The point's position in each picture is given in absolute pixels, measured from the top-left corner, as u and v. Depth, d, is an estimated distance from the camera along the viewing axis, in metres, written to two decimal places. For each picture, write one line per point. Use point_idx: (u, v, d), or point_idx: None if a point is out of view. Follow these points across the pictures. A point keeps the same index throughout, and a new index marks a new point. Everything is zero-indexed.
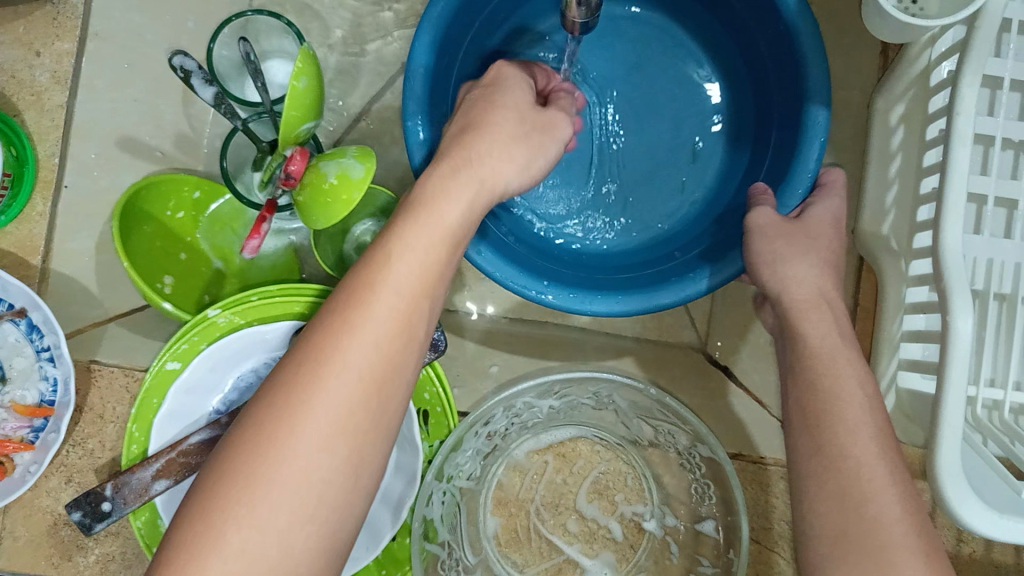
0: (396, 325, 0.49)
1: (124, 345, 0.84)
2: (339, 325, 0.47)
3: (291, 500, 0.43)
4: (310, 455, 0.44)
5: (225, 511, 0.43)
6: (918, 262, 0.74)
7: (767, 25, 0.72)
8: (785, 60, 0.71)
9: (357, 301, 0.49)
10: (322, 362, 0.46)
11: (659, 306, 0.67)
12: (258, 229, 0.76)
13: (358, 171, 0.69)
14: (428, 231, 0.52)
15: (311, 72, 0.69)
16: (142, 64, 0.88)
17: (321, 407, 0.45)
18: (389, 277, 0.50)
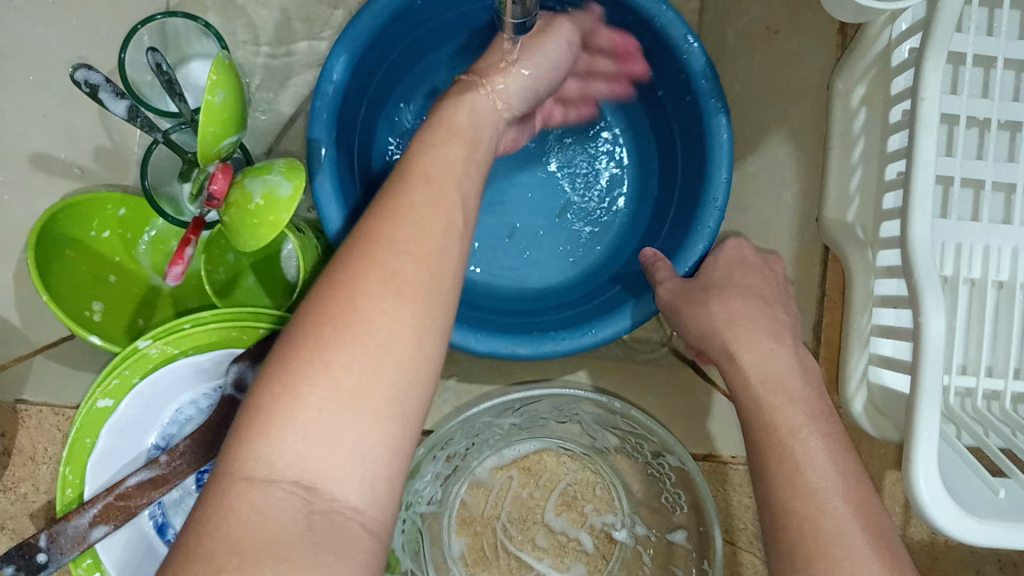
0: (420, 256, 0.47)
1: (52, 381, 0.79)
2: (372, 260, 0.45)
3: (334, 437, 0.41)
4: (336, 388, 0.42)
5: (263, 447, 0.41)
6: (884, 253, 0.71)
7: (668, 63, 0.74)
8: (688, 103, 0.73)
9: (375, 237, 0.47)
10: (359, 296, 0.44)
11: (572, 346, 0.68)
12: (181, 254, 0.70)
13: (286, 189, 0.66)
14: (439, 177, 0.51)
15: (227, 86, 0.65)
16: (51, 76, 0.82)
17: (360, 339, 0.43)
18: (418, 217, 0.48)
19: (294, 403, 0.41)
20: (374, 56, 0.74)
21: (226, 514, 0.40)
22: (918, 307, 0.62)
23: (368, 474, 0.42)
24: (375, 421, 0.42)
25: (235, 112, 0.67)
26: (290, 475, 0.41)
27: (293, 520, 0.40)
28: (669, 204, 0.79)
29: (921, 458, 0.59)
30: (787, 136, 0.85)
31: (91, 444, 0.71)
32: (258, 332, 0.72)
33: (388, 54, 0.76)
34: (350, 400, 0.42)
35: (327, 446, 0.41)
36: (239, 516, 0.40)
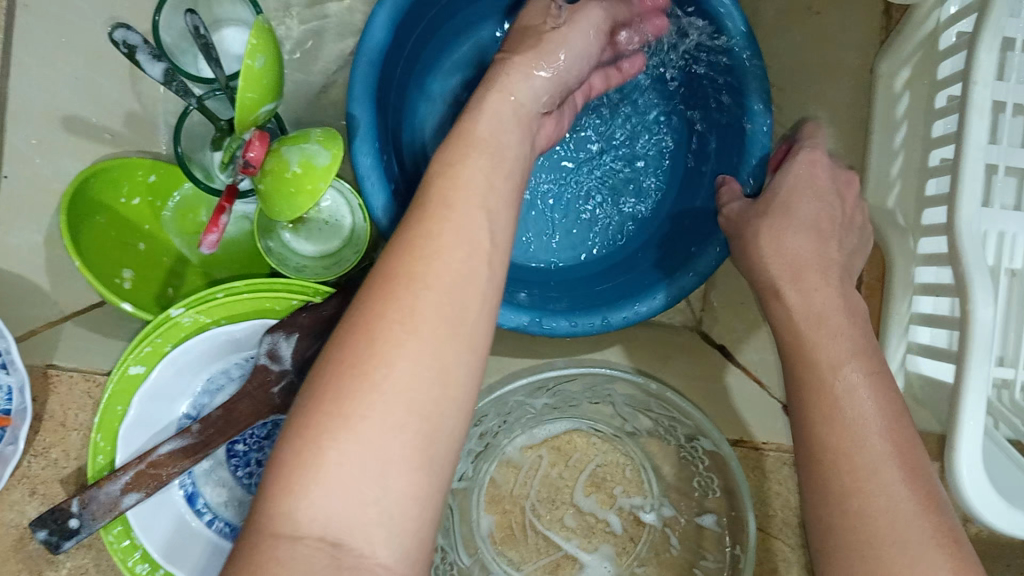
0: (445, 297, 0.44)
1: (82, 346, 0.79)
2: (386, 302, 0.44)
3: (361, 487, 0.41)
4: (362, 446, 0.41)
5: (287, 504, 0.40)
6: (926, 240, 0.71)
7: (703, 36, 0.73)
8: (727, 82, 0.73)
9: (400, 272, 0.45)
10: (374, 345, 0.42)
11: (611, 325, 0.70)
12: (215, 221, 0.69)
13: (323, 159, 0.65)
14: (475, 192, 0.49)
15: (267, 50, 0.64)
16: (82, 37, 0.80)
17: (378, 390, 0.42)
18: (447, 250, 0.46)
19: (312, 459, 0.41)
20: (414, 12, 0.73)
21: (253, 571, 0.39)
22: (965, 297, 0.61)
23: (392, 524, 0.41)
24: (398, 464, 0.41)
25: (275, 77, 0.66)
26: (314, 532, 0.40)
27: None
28: (700, 184, 0.79)
29: (964, 448, 0.59)
30: (826, 118, 0.84)
31: (122, 412, 0.71)
32: (290, 305, 0.72)
33: (422, 22, 0.76)
34: (373, 454, 0.41)
35: (353, 500, 0.41)
36: (264, 571, 0.39)
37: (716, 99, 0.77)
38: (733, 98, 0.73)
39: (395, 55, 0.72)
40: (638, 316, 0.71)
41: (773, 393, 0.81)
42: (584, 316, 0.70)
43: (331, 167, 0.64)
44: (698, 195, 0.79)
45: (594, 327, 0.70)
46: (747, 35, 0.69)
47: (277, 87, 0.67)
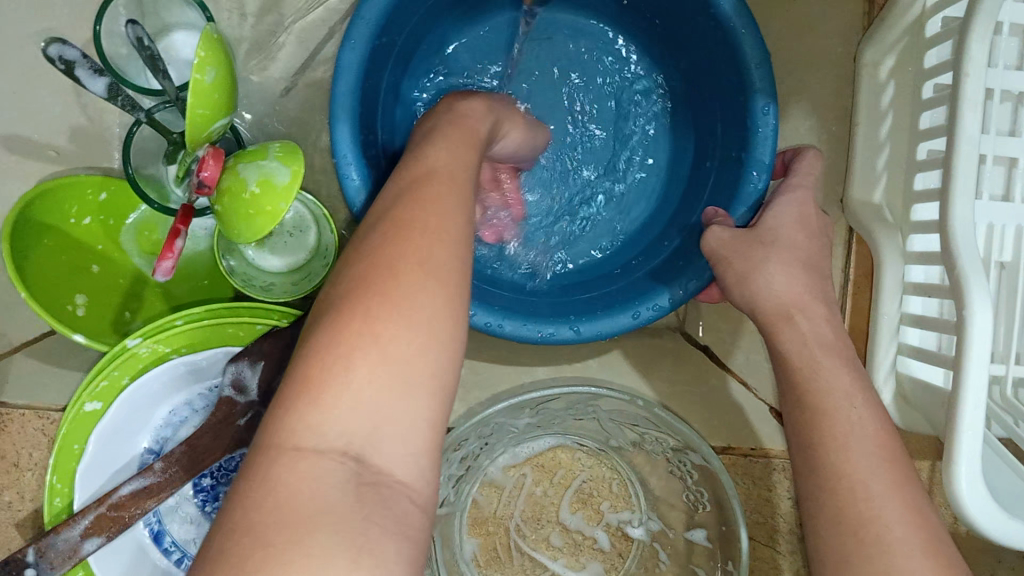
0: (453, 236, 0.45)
1: (33, 381, 0.73)
2: (402, 235, 0.44)
3: (384, 403, 0.39)
4: (386, 362, 0.39)
5: (311, 419, 0.38)
6: (917, 237, 0.68)
7: (693, 20, 0.69)
8: (721, 69, 0.69)
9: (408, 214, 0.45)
10: (392, 266, 0.42)
11: (605, 332, 0.66)
12: (170, 246, 0.65)
13: (282, 177, 0.61)
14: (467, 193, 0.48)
15: (217, 63, 0.59)
16: (21, 50, 0.76)
17: (397, 308, 0.41)
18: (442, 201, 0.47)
19: (336, 378, 0.39)
20: (402, 12, 0.68)
21: (273, 486, 0.37)
22: (960, 299, 0.59)
23: (413, 445, 0.39)
24: (424, 378, 0.40)
25: (226, 91, 0.61)
26: (339, 447, 0.38)
27: (342, 492, 0.37)
28: (705, 181, 0.74)
29: (962, 457, 0.57)
30: (808, 110, 0.81)
31: (79, 451, 0.67)
32: (254, 328, 0.68)
33: (409, 20, 0.70)
34: (400, 379, 0.39)
35: (373, 419, 0.39)
36: (285, 486, 0.37)
37: (714, 92, 0.72)
38: (734, 96, 0.68)
39: (380, 55, 0.67)
40: (622, 327, 0.67)
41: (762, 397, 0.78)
42: (556, 325, 0.66)
43: (292, 186, 0.60)
44: (702, 197, 0.73)
45: (587, 333, 0.66)
46: (741, 10, 0.63)
47: (229, 101, 0.62)
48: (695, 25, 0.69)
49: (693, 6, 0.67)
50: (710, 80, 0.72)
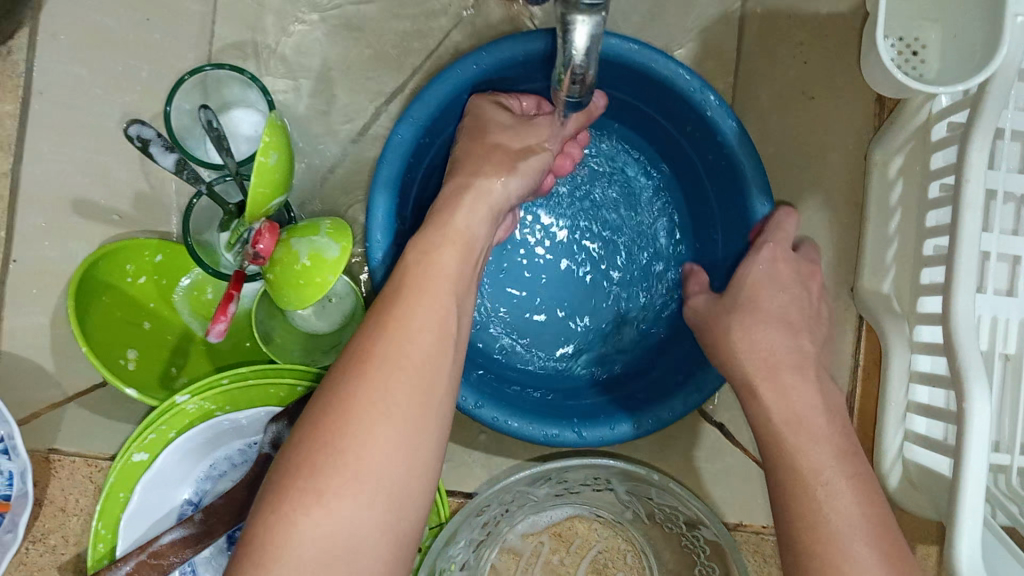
0: (409, 377, 0.50)
1: (83, 430, 0.78)
2: (355, 380, 0.49)
3: (334, 546, 0.45)
4: (337, 508, 0.46)
5: (263, 565, 0.45)
6: (923, 329, 0.72)
7: (704, 148, 0.76)
8: (728, 187, 0.76)
9: (365, 353, 0.51)
10: (345, 412, 0.48)
11: (617, 438, 0.72)
12: (224, 310, 0.70)
13: (332, 252, 0.66)
14: (427, 336, 0.53)
15: (279, 147, 0.65)
16: (93, 124, 0.82)
17: (348, 454, 0.47)
18: (410, 336, 0.52)
19: (290, 527, 0.45)
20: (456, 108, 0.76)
21: None
22: (962, 391, 0.62)
23: None
24: (371, 519, 0.46)
25: (286, 172, 0.67)
26: None
27: None
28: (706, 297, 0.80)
29: (963, 544, 0.60)
30: (821, 202, 0.86)
31: (124, 499, 0.71)
32: (294, 390, 0.72)
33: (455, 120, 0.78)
34: (346, 524, 0.46)
35: (322, 561, 0.45)
36: None
37: (722, 215, 0.78)
38: (740, 229, 0.75)
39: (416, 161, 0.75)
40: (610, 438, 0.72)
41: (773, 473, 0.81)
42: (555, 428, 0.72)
43: (341, 262, 0.65)
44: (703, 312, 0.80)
45: (593, 441, 0.71)
46: (740, 131, 0.72)
47: (287, 181, 0.68)
48: (708, 158, 0.76)
49: (704, 136, 0.74)
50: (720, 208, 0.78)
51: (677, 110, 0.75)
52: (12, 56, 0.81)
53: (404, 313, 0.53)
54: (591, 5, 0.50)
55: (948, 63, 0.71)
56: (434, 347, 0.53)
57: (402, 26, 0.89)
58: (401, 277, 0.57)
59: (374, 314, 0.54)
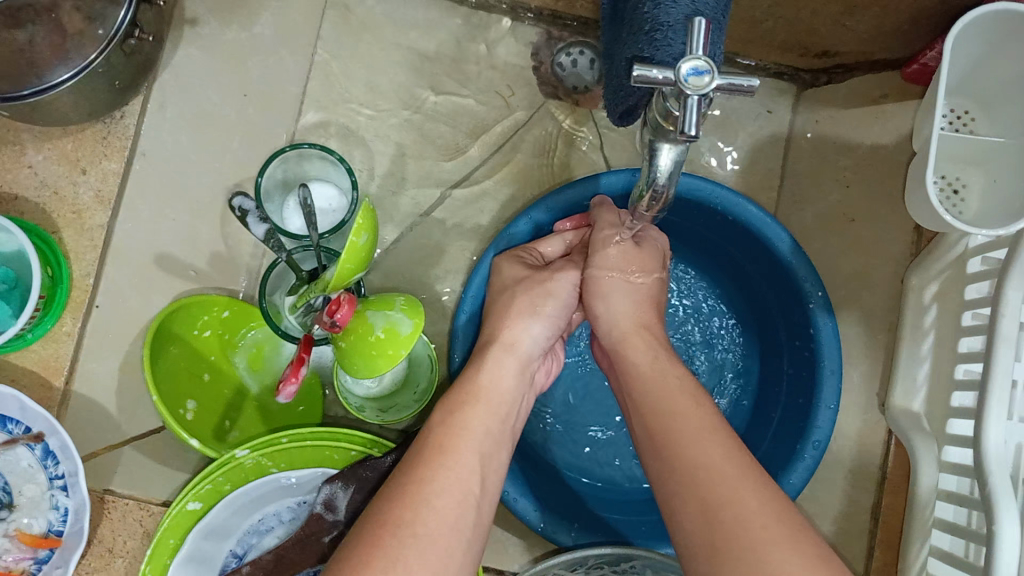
0: (439, 533, 0.52)
1: (138, 474, 0.81)
2: (390, 533, 0.51)
3: None
4: None
5: None
6: (952, 450, 0.75)
7: (776, 278, 0.83)
8: (792, 309, 0.82)
9: (397, 511, 0.53)
10: (383, 560, 0.49)
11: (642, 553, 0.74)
12: (296, 373, 0.74)
13: (406, 326, 0.71)
14: (456, 489, 0.55)
15: (370, 226, 0.70)
16: (186, 186, 0.88)
17: None
18: (444, 492, 0.54)
19: None
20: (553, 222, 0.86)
21: None
22: (992, 515, 0.65)
23: None
24: None
25: (370, 248, 0.72)
26: None
27: None
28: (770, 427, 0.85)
29: None
30: (857, 319, 0.90)
31: (174, 545, 0.73)
32: (350, 455, 0.76)
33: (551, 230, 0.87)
34: None
35: None
36: None
37: (789, 345, 0.84)
38: (804, 353, 0.81)
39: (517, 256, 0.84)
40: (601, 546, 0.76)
41: None
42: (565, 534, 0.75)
43: (414, 338, 0.69)
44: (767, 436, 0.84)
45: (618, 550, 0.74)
46: (799, 253, 0.79)
47: (369, 256, 0.72)
48: (793, 327, 0.83)
49: (795, 308, 0.81)
50: (787, 370, 0.84)
51: (777, 275, 0.82)
52: (124, 119, 0.88)
53: (440, 467, 0.56)
54: (678, 139, 0.57)
55: (988, 205, 0.77)
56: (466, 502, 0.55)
57: (474, 121, 0.96)
58: (439, 425, 0.61)
59: (410, 468, 0.56)
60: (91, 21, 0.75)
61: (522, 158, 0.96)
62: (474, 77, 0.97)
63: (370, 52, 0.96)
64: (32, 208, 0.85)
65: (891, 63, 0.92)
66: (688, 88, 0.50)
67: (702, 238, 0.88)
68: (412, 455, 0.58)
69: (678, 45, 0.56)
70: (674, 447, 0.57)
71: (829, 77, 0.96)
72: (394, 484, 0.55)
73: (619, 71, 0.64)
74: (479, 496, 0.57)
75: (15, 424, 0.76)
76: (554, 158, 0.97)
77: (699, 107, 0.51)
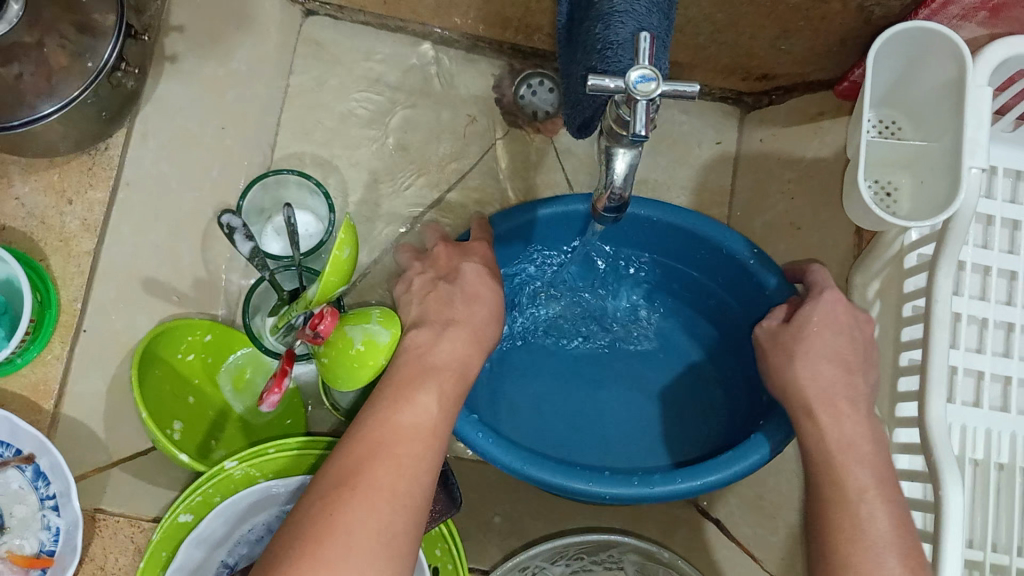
0: (394, 483, 0.57)
1: (127, 493, 0.84)
2: (345, 490, 0.55)
3: None
4: None
5: None
6: (902, 431, 0.81)
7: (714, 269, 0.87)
8: (738, 284, 0.85)
9: (353, 468, 0.57)
10: (336, 512, 0.54)
11: (698, 484, 0.71)
12: (279, 383, 0.77)
13: (384, 338, 0.73)
14: (407, 443, 0.59)
15: (353, 242, 0.73)
16: (169, 213, 0.92)
17: (337, 545, 0.52)
18: (395, 445, 0.59)
19: None
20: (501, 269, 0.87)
21: None
22: (938, 483, 0.71)
23: None
24: None
25: (352, 261, 0.73)
26: None
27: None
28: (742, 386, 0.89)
29: None
30: None
31: (165, 557, 0.77)
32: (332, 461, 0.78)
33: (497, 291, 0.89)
34: None
35: None
36: None
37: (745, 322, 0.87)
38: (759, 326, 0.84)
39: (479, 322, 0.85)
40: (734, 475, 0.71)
41: None
42: (545, 469, 0.70)
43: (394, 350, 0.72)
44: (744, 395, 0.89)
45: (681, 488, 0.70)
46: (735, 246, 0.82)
47: (351, 267, 0.74)
48: (748, 308, 0.86)
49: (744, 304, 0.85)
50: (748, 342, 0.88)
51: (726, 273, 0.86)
52: (109, 151, 0.92)
53: (388, 424, 0.60)
54: (632, 143, 0.63)
55: (916, 204, 0.85)
56: (419, 456, 0.59)
57: (444, 146, 1.02)
58: (392, 376, 0.66)
59: (363, 426, 0.60)
60: (77, 56, 0.79)
61: (489, 180, 1.02)
62: (442, 105, 1.03)
63: (342, 84, 1.01)
64: (20, 236, 0.88)
65: (824, 84, 0.99)
66: (638, 93, 0.56)
67: (646, 258, 0.91)
68: (367, 409, 0.62)
69: (628, 61, 0.63)
70: (842, 534, 0.59)
71: (769, 98, 1.06)
72: (348, 438, 0.60)
73: (574, 86, 0.70)
74: (437, 445, 0.61)
75: (5, 446, 0.78)
76: (520, 178, 1.03)
77: (647, 109, 0.57)
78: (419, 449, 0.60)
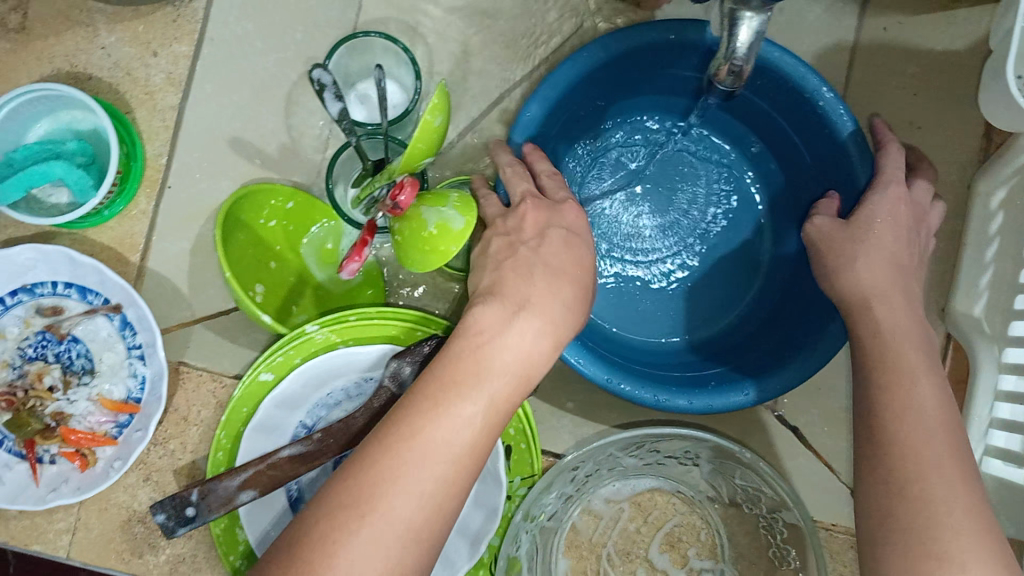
0: (425, 492, 0.50)
1: (209, 350, 0.85)
2: (369, 490, 0.49)
3: None
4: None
5: None
6: (1012, 351, 0.77)
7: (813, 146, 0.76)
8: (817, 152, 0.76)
9: (387, 464, 0.50)
10: (356, 513, 0.48)
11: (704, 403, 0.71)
12: (360, 251, 0.75)
13: (458, 224, 0.67)
14: (447, 446, 0.52)
15: (445, 110, 0.69)
16: (250, 73, 0.89)
17: (349, 548, 0.47)
18: (438, 445, 0.51)
19: None
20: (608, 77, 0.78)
21: None
22: None
23: None
24: None
25: (440, 134, 0.70)
26: None
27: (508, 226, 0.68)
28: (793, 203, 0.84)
29: None
30: None
31: (246, 413, 0.78)
32: (414, 333, 0.79)
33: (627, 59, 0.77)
34: None
35: None
36: None
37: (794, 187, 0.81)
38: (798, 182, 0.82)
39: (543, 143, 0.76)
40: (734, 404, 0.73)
41: (845, 480, 0.84)
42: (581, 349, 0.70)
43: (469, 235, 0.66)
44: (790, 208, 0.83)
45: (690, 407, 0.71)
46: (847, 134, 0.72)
47: (438, 137, 0.70)
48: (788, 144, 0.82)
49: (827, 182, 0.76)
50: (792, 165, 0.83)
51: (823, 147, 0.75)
52: (193, 3, 0.89)
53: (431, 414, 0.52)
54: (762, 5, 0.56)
55: None
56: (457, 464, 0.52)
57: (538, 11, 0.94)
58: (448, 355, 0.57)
59: (407, 411, 0.53)
60: None
61: None
62: None
63: None
64: (106, 88, 0.88)
65: None
66: None
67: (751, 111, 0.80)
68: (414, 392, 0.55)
69: None
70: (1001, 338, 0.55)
71: None
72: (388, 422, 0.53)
73: None
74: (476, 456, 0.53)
75: (95, 295, 0.80)
76: None
77: None
78: (455, 450, 0.52)
